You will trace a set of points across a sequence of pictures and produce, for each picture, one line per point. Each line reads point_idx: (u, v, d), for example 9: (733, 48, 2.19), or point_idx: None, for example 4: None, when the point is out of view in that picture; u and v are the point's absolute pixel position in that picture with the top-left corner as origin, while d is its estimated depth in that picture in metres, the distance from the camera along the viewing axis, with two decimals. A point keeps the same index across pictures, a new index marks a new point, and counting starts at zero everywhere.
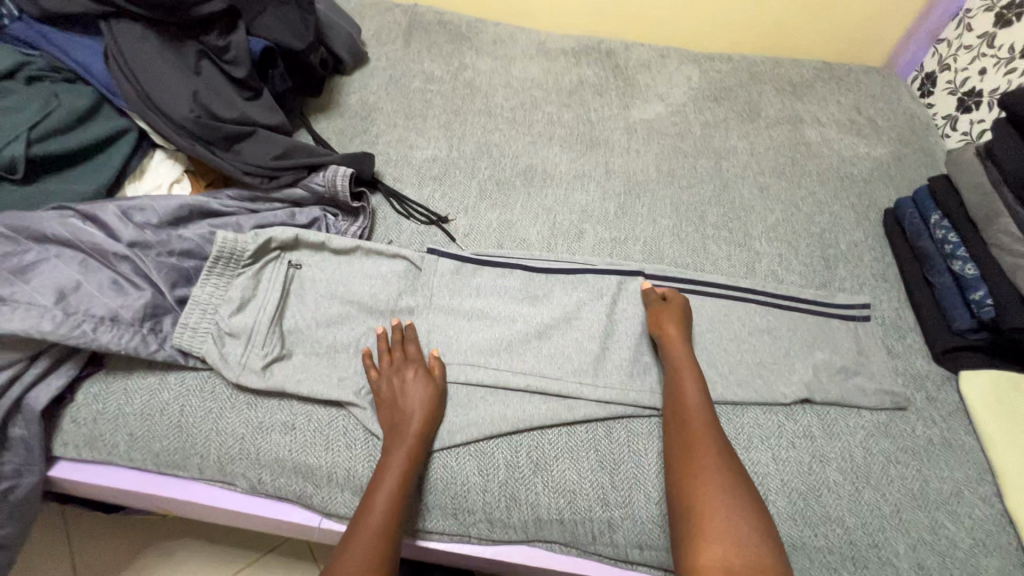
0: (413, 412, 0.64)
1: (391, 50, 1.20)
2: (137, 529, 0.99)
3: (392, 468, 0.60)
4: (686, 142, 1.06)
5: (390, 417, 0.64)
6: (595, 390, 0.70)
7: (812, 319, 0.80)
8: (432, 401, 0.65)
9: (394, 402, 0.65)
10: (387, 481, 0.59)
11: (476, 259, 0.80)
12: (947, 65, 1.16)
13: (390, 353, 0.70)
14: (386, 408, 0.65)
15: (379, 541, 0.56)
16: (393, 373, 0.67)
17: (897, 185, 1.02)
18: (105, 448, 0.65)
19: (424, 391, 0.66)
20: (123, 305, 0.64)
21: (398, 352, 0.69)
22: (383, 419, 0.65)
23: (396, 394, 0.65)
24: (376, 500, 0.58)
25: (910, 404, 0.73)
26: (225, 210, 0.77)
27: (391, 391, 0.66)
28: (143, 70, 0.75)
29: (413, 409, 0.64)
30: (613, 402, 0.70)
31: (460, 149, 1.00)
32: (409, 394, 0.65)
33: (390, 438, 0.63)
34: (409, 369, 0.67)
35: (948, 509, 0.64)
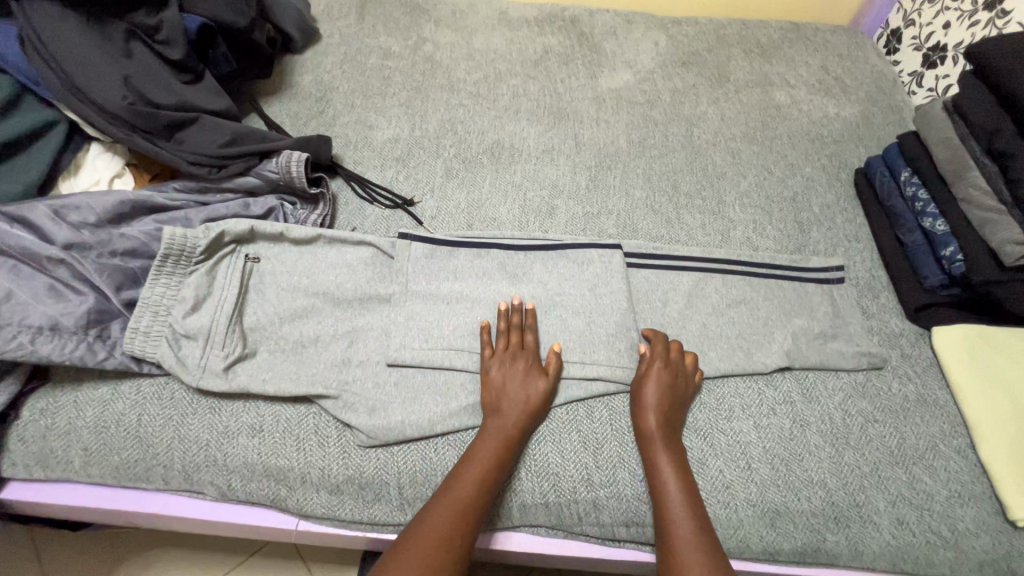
0: (518, 405, 0.63)
1: (345, 26, 1.13)
2: (113, 546, 0.95)
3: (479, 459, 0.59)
4: (656, 110, 1.03)
5: (492, 402, 0.63)
6: (581, 368, 0.69)
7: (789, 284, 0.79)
8: (541, 394, 0.64)
9: (501, 390, 0.64)
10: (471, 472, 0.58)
11: (449, 241, 0.76)
12: (912, 20, 1.15)
13: (506, 337, 0.69)
14: (488, 395, 0.64)
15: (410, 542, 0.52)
16: (506, 359, 0.66)
17: (866, 144, 1.01)
18: (58, 466, 0.61)
19: (535, 386, 0.65)
20: (64, 312, 0.59)
21: (516, 338, 0.68)
22: (488, 400, 0.64)
23: (503, 380, 0.65)
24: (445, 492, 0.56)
25: (886, 363, 0.73)
26: (172, 204, 0.72)
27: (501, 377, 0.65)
28: (66, 54, 0.69)
29: (516, 402, 0.63)
30: (597, 378, 0.68)
31: (423, 128, 0.96)
32: (517, 385, 0.64)
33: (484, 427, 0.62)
34: (524, 361, 0.66)
35: (925, 464, 0.65)
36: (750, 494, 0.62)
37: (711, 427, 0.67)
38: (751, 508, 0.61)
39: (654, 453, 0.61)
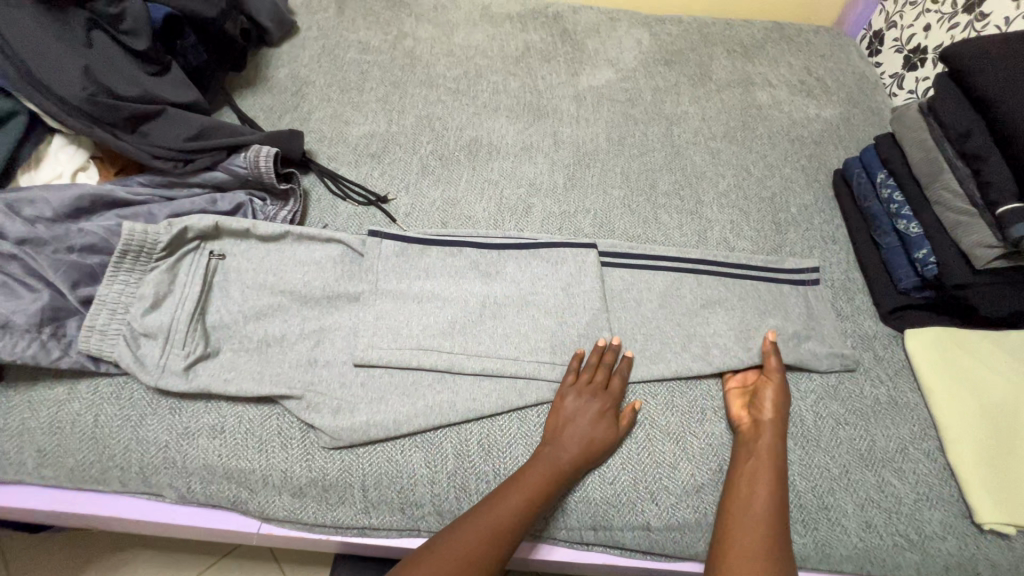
0: (581, 433, 0.62)
1: (323, 18, 1.11)
2: (78, 549, 0.93)
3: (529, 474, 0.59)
4: (637, 108, 1.03)
5: (555, 429, 0.63)
6: (552, 370, 0.68)
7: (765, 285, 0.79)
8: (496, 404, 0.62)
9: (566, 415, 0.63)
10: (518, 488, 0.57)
11: (421, 240, 0.75)
12: (894, 22, 1.15)
13: (594, 371, 0.67)
14: (553, 421, 0.64)
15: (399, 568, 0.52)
16: (586, 392, 0.65)
17: (846, 146, 1.01)
18: (10, 468, 0.59)
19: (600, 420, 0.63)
20: (15, 310, 0.57)
21: (601, 374, 0.67)
22: (552, 424, 0.64)
23: (574, 411, 0.64)
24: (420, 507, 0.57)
25: (859, 365, 0.73)
26: (134, 198, 0.70)
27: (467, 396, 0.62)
28: (22, 42, 0.66)
29: (584, 428, 0.62)
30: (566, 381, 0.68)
31: (400, 124, 0.94)
32: (583, 415, 0.63)
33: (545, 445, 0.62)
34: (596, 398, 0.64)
35: (894, 467, 0.65)
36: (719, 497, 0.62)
37: (682, 429, 0.66)
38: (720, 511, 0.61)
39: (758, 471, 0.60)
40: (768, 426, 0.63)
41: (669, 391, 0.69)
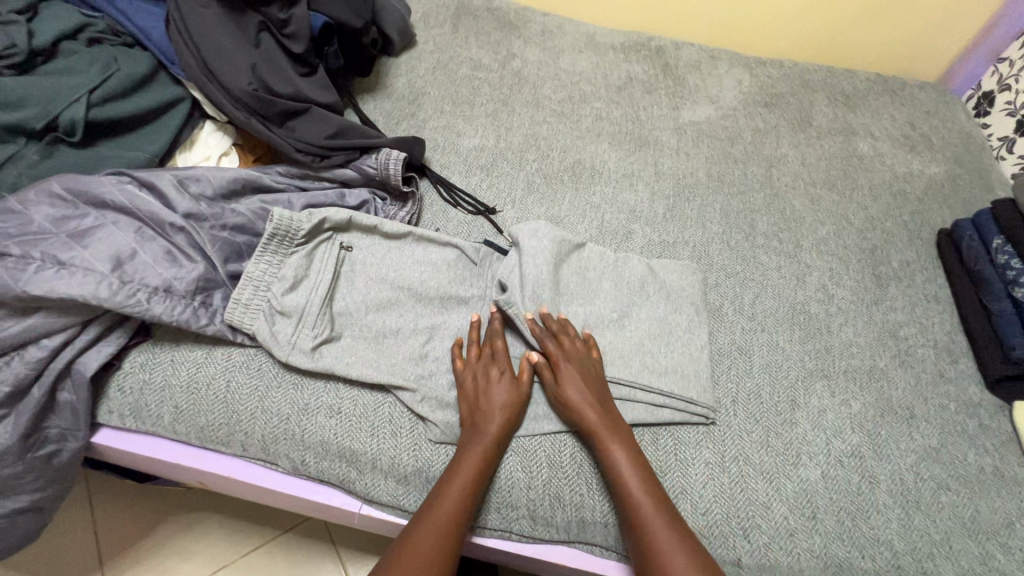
0: (490, 413, 0.62)
1: (440, 34, 1.18)
2: (159, 502, 0.99)
3: (471, 459, 0.60)
4: (737, 147, 1.04)
5: (470, 414, 0.63)
6: (648, 394, 0.69)
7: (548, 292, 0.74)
8: (518, 397, 0.65)
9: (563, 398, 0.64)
10: (461, 472, 0.59)
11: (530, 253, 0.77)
12: (1008, 85, 1.13)
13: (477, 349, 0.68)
14: (484, 402, 0.63)
15: (448, 532, 0.55)
16: (479, 374, 0.66)
17: (950, 205, 0.99)
18: (150, 419, 0.65)
19: (505, 396, 0.64)
20: (177, 277, 0.63)
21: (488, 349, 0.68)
22: (465, 410, 0.64)
23: (473, 393, 0.64)
24: (466, 464, 0.59)
25: (962, 431, 0.71)
26: (277, 186, 0.76)
27: (476, 383, 0.65)
28: (204, 38, 0.74)
29: (493, 409, 0.63)
30: (663, 408, 0.68)
31: (508, 140, 0.99)
32: (490, 397, 0.63)
33: (470, 427, 0.62)
34: (495, 374, 0.65)
35: (999, 541, 0.63)
36: (813, 544, 0.61)
37: (776, 470, 0.66)
38: (814, 559, 0.60)
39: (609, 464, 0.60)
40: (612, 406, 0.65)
41: (764, 431, 0.69)
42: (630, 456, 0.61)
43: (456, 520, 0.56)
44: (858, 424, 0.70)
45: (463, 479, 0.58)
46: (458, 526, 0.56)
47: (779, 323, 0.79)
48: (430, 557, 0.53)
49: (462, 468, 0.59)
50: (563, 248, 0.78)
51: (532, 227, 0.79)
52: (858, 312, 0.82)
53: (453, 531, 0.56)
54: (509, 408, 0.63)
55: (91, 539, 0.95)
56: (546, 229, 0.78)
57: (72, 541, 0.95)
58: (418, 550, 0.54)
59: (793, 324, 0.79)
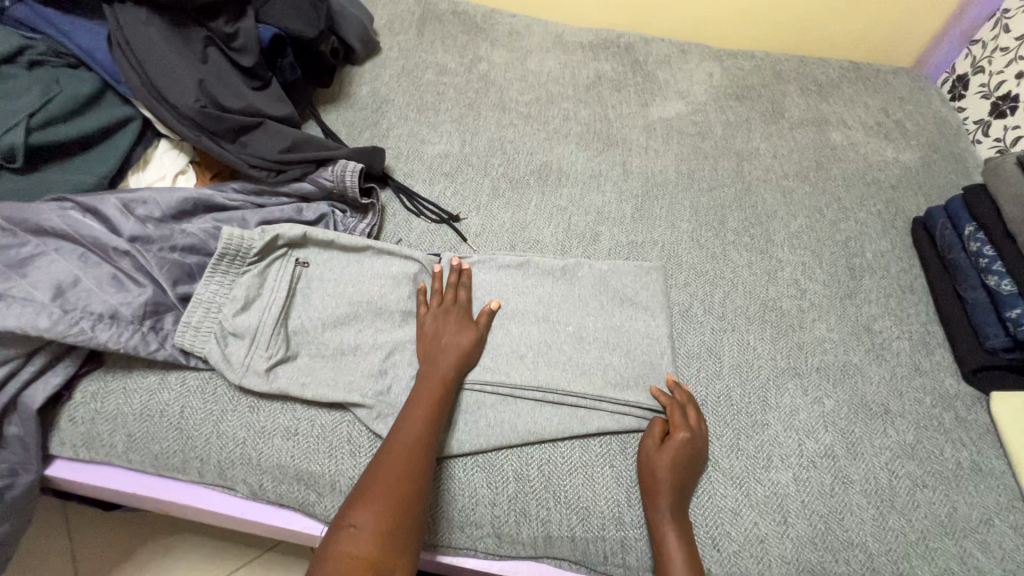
0: (448, 347, 0.66)
1: (405, 40, 1.16)
2: (136, 527, 0.97)
3: (429, 386, 0.62)
4: (707, 142, 1.02)
5: (426, 351, 0.66)
6: (613, 403, 0.67)
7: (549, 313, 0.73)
8: (472, 337, 0.68)
9: (652, 464, 0.61)
10: (424, 398, 0.61)
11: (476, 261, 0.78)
12: (981, 67, 1.11)
13: (442, 296, 0.72)
14: (434, 342, 0.67)
15: (415, 449, 0.56)
16: (439, 315, 0.70)
17: (925, 192, 0.97)
18: (102, 449, 0.63)
19: (463, 333, 0.68)
20: (123, 302, 0.61)
21: (449, 296, 0.71)
22: (420, 353, 0.67)
23: (434, 333, 0.68)
24: (411, 419, 0.59)
25: (938, 425, 0.69)
26: (230, 204, 0.74)
27: (439, 320, 0.69)
28: (148, 56, 0.72)
29: (448, 346, 0.66)
30: (628, 416, 0.67)
31: (473, 145, 0.97)
32: (448, 336, 0.67)
33: (426, 364, 0.65)
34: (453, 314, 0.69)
35: (977, 538, 0.61)
36: (785, 550, 0.59)
37: (747, 474, 0.64)
38: (786, 564, 0.59)
39: (663, 534, 0.57)
40: (679, 444, 0.62)
41: (734, 434, 0.67)
42: (684, 530, 0.58)
43: (421, 438, 0.58)
44: (830, 423, 0.69)
45: (400, 444, 0.56)
46: (425, 446, 0.57)
47: (750, 322, 0.78)
48: (399, 472, 0.54)
49: (423, 394, 0.61)
50: (510, 278, 0.76)
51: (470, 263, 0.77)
52: (831, 306, 0.80)
53: (418, 447, 0.57)
54: (447, 375, 0.64)
55: (67, 566, 0.93)
56: (487, 262, 0.78)
57: (47, 568, 0.93)
58: (384, 483, 0.53)
59: (765, 322, 0.78)
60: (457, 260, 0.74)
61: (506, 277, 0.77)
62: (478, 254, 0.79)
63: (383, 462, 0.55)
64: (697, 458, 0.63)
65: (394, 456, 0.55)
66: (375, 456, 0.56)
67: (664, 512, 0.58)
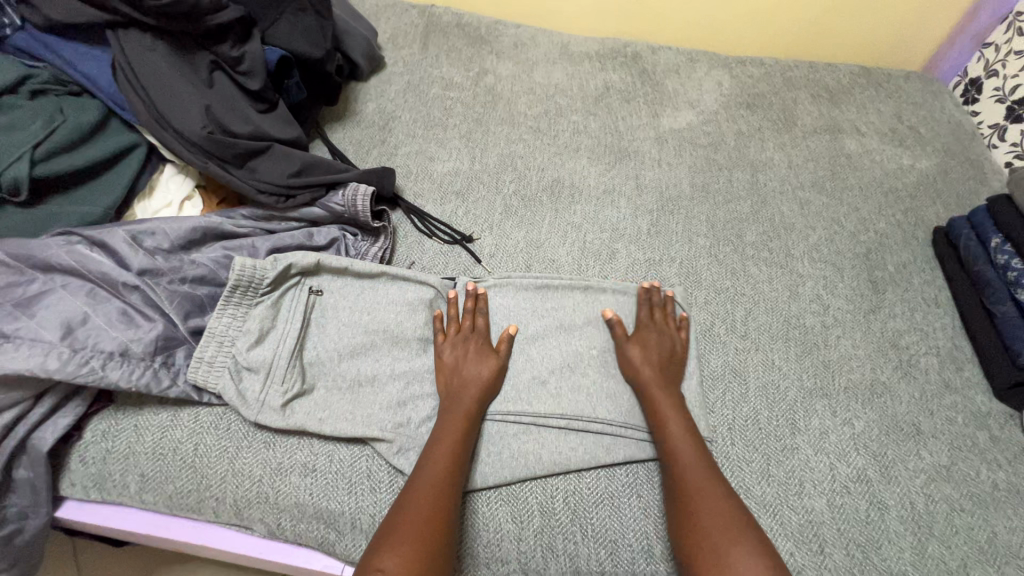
0: (470, 379, 0.65)
1: (409, 54, 1.14)
2: (145, 559, 0.95)
3: (452, 423, 0.61)
4: (720, 153, 1.01)
5: (447, 384, 0.65)
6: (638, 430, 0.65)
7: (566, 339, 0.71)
8: (494, 369, 0.66)
9: (643, 378, 0.66)
10: (447, 436, 0.59)
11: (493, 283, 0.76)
12: (995, 70, 1.10)
13: (460, 321, 0.71)
14: (455, 373, 0.65)
15: (439, 491, 0.55)
16: (459, 343, 0.68)
17: (944, 201, 0.96)
18: (115, 489, 0.62)
19: (484, 364, 0.66)
20: (134, 338, 0.60)
21: (467, 323, 0.70)
22: (440, 386, 0.65)
23: (454, 363, 0.66)
24: (435, 456, 0.58)
25: (972, 445, 0.67)
26: (239, 231, 0.72)
27: (461, 350, 0.67)
28: (153, 82, 0.70)
29: (469, 379, 0.65)
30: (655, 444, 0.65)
31: (483, 162, 0.95)
32: (469, 366, 0.66)
33: (449, 397, 0.64)
34: (474, 342, 0.68)
35: (1019, 564, 0.59)
36: None
37: (779, 502, 0.62)
38: None
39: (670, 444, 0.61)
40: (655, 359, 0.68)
41: (763, 460, 0.65)
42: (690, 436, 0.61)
43: (445, 479, 0.56)
44: (861, 444, 0.67)
45: (426, 487, 0.55)
46: (450, 487, 0.55)
47: (774, 340, 0.76)
48: (424, 515, 0.52)
49: (446, 430, 0.60)
50: (527, 302, 0.74)
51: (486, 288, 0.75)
52: (855, 322, 0.78)
53: (444, 489, 0.55)
54: (470, 411, 0.62)
55: None
56: (503, 286, 0.75)
57: None
58: (407, 526, 0.51)
59: (788, 340, 0.76)
60: (473, 285, 0.73)
61: (523, 301, 0.75)
62: (493, 276, 0.77)
63: (408, 507, 0.53)
64: (674, 369, 0.69)
65: (420, 499, 0.54)
66: (400, 495, 0.55)
67: (674, 427, 0.62)
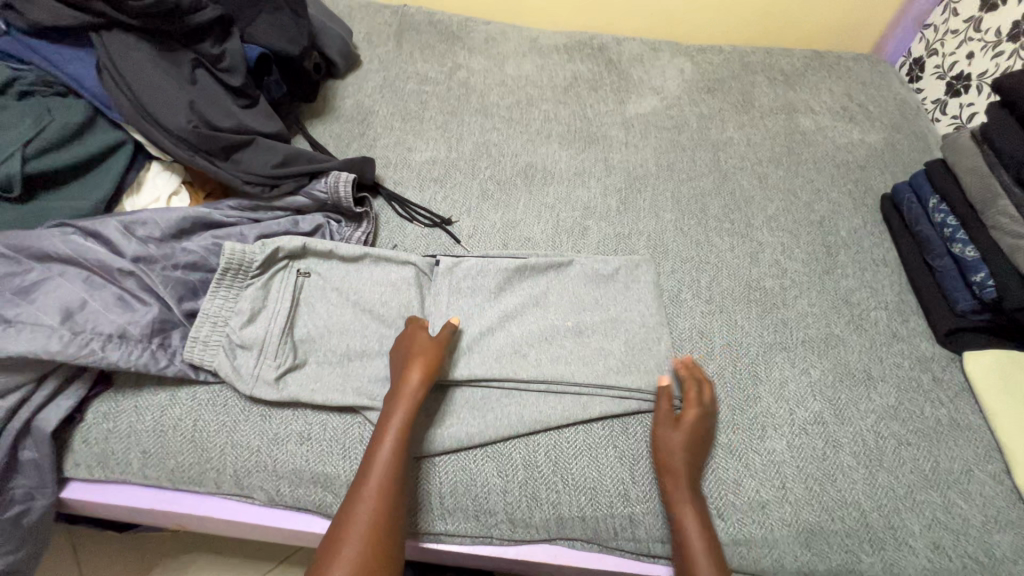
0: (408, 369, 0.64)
1: (384, 52, 1.18)
2: (146, 552, 0.97)
3: (394, 418, 0.61)
4: (683, 135, 1.06)
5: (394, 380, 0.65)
6: (614, 386, 0.70)
7: (539, 310, 0.77)
8: (429, 356, 0.65)
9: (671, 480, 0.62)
10: (389, 432, 0.60)
11: (477, 258, 0.80)
12: (935, 49, 1.18)
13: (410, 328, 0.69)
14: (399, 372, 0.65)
15: (382, 490, 0.57)
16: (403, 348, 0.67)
17: (892, 170, 1.03)
18: (117, 467, 0.64)
19: (420, 351, 0.65)
20: (131, 321, 0.63)
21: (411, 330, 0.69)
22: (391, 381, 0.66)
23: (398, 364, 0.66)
24: (376, 457, 0.58)
25: (918, 386, 0.74)
26: (227, 220, 0.76)
27: (403, 348, 0.67)
28: (138, 80, 0.74)
29: (408, 369, 0.64)
30: (630, 397, 0.70)
31: (459, 150, 1.00)
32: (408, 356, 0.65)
33: (393, 391, 0.63)
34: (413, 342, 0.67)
35: (959, 487, 0.65)
36: (784, 513, 0.63)
37: (744, 446, 0.68)
38: (786, 527, 0.62)
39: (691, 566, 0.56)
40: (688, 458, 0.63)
41: (729, 410, 0.71)
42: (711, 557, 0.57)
43: (386, 478, 0.57)
44: (817, 391, 0.73)
45: (362, 528, 0.55)
46: (394, 482, 0.57)
47: (736, 302, 0.82)
48: (368, 520, 0.55)
49: (388, 426, 0.60)
50: (507, 277, 0.78)
51: (468, 268, 0.79)
52: (811, 283, 0.84)
53: (387, 487, 0.57)
54: (403, 430, 0.60)
55: None
56: (485, 265, 0.79)
57: None
58: (352, 531, 0.54)
59: (750, 302, 0.82)
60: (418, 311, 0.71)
61: (503, 278, 0.78)
62: (475, 256, 0.81)
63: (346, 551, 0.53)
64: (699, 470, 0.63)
65: (366, 505, 0.56)
66: (348, 497, 0.57)
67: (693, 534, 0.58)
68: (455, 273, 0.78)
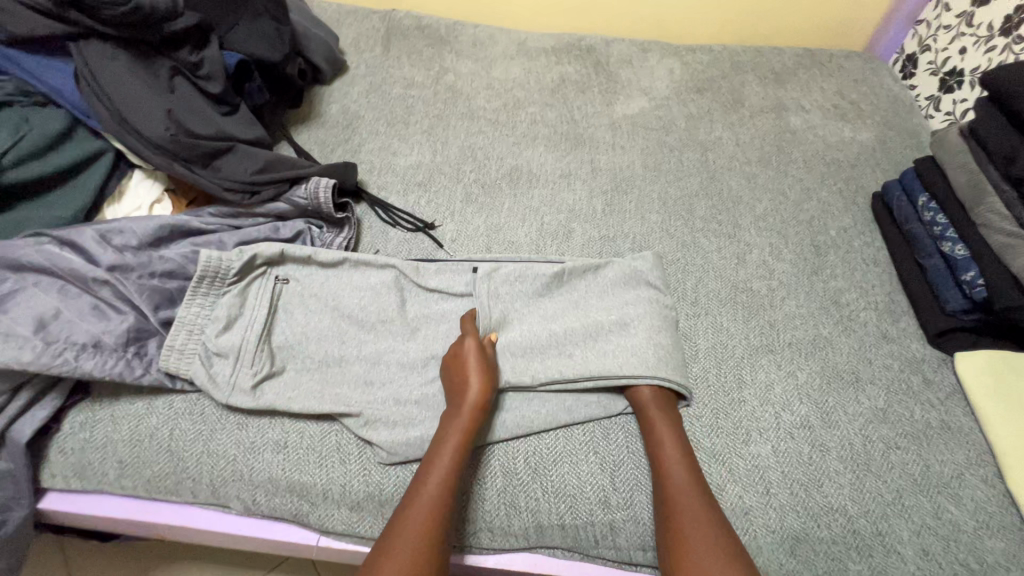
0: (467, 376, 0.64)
1: (370, 57, 1.18)
2: (135, 561, 0.96)
3: (454, 425, 0.61)
4: (672, 135, 1.05)
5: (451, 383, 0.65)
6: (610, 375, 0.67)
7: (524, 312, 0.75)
8: (488, 366, 0.66)
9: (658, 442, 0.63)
10: (449, 438, 0.60)
11: (468, 265, 0.78)
12: (927, 45, 1.16)
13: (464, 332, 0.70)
14: (455, 375, 0.65)
15: (440, 493, 0.57)
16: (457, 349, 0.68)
17: (883, 168, 1.01)
18: (94, 477, 0.64)
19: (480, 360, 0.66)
20: (106, 331, 0.63)
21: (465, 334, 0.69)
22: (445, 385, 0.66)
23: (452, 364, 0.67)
24: (434, 462, 0.59)
25: (907, 388, 0.72)
26: (206, 228, 0.76)
27: (456, 352, 0.67)
28: (115, 89, 0.74)
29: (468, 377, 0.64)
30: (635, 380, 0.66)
31: (444, 154, 0.99)
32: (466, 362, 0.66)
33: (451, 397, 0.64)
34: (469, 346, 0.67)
35: (950, 492, 0.64)
36: (769, 519, 0.61)
37: (728, 451, 0.66)
38: (771, 534, 0.61)
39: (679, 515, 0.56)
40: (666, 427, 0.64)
41: (712, 415, 0.69)
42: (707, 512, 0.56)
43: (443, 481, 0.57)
44: (803, 393, 0.71)
45: (417, 527, 0.54)
46: (449, 488, 0.57)
47: (722, 303, 0.80)
48: (424, 522, 0.54)
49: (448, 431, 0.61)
50: (508, 281, 0.77)
51: (507, 272, 0.77)
52: (799, 283, 0.83)
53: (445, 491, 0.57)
54: (461, 439, 0.60)
55: None
56: (525, 271, 0.77)
57: None
58: (409, 531, 0.54)
59: (737, 305, 0.80)
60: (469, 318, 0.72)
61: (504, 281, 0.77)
62: (454, 258, 0.80)
63: (396, 555, 0.52)
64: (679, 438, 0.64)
65: (421, 508, 0.55)
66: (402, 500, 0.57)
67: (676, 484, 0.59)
68: (420, 272, 0.77)
